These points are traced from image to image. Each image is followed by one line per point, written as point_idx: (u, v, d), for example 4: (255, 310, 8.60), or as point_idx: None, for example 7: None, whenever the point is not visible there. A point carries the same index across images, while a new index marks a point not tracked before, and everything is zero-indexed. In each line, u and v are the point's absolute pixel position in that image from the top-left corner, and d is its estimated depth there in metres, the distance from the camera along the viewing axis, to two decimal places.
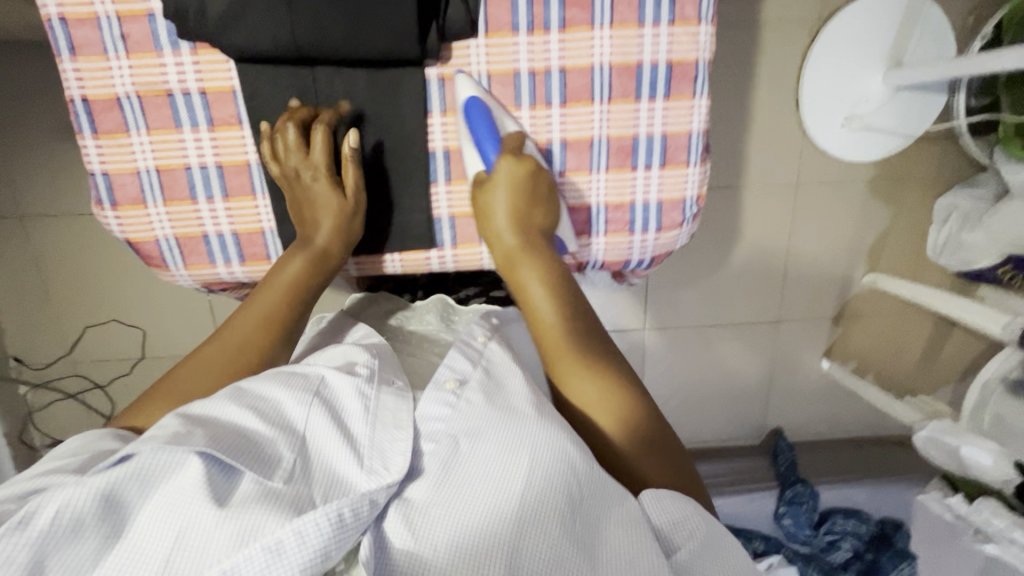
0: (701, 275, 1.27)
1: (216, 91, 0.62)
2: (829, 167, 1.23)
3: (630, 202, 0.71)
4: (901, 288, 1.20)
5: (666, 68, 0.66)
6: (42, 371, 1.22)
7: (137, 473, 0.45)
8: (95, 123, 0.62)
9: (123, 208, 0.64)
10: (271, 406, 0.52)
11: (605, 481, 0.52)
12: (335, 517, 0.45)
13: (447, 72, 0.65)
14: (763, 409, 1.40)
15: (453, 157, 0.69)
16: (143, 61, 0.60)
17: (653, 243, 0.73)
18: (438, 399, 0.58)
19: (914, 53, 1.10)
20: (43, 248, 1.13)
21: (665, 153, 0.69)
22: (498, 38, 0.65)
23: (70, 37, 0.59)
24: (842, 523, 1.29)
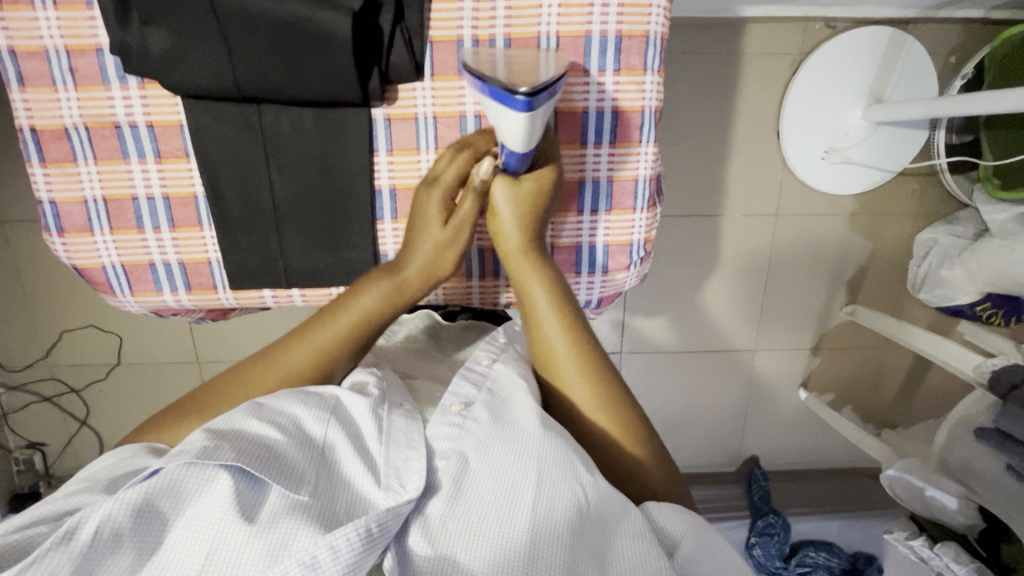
0: (679, 302, 1.27)
1: (162, 124, 0.61)
2: (810, 199, 1.23)
3: (576, 244, 0.68)
4: (878, 323, 1.20)
5: (612, 115, 0.63)
6: (18, 373, 1.23)
7: (171, 488, 0.46)
8: (42, 152, 0.61)
9: (70, 235, 0.64)
10: (290, 422, 0.53)
11: (609, 494, 0.54)
12: (364, 532, 0.45)
13: (393, 113, 0.63)
14: (739, 436, 1.40)
15: (400, 196, 0.66)
16: (91, 94, 0.60)
17: (600, 286, 0.70)
18: (444, 423, 0.57)
19: (895, 89, 1.11)
20: (24, 253, 1.14)
21: (611, 198, 0.67)
22: (444, 82, 0.62)
23: (19, 69, 0.58)
24: (814, 555, 1.29)
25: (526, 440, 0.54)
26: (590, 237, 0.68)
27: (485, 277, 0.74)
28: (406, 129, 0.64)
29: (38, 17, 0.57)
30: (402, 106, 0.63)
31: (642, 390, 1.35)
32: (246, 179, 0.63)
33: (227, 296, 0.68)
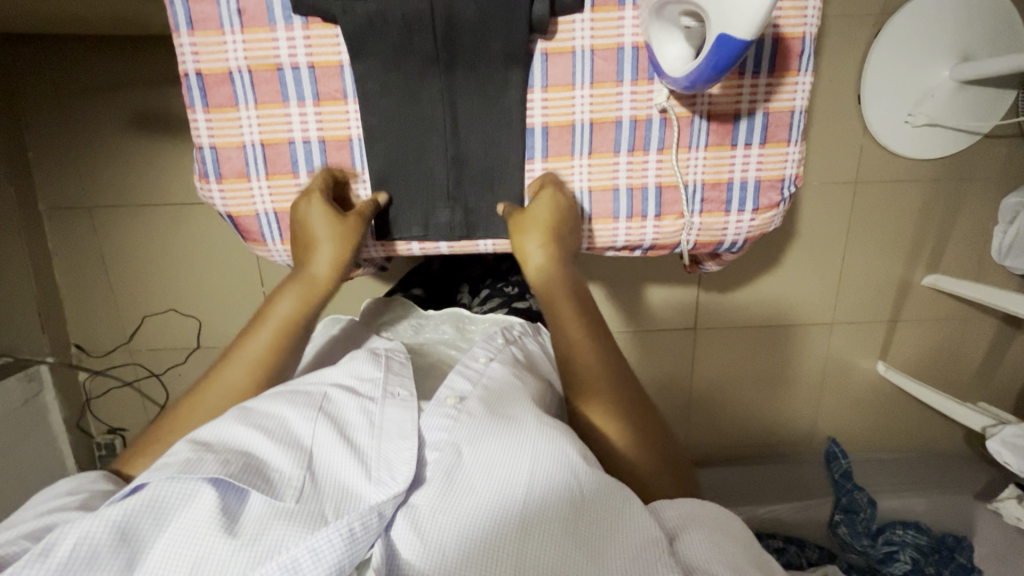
0: (752, 275, 1.25)
1: (324, 65, 0.62)
2: (889, 165, 1.20)
3: (727, 180, 0.65)
4: (966, 289, 1.16)
5: (773, 42, 0.60)
6: (102, 358, 1.25)
7: (150, 505, 0.45)
8: (206, 97, 0.63)
9: (227, 181, 0.65)
10: (275, 425, 0.53)
11: (610, 482, 0.50)
12: (345, 532, 0.45)
13: (552, 46, 0.62)
14: (814, 412, 1.37)
15: (552, 133, 0.65)
16: (256, 35, 0.61)
17: (749, 224, 0.67)
18: (439, 415, 0.55)
19: (983, 46, 1.07)
20: (109, 238, 1.17)
21: (766, 131, 0.64)
22: (604, 13, 0.61)
23: (189, 12, 0.60)
24: (902, 533, 1.19)
25: (518, 430, 0.52)
26: (743, 173, 0.65)
27: (633, 218, 0.67)
28: (564, 64, 0.63)
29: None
30: (562, 39, 0.62)
31: (715, 366, 1.32)
32: (406, 137, 0.64)
33: (374, 248, 0.69)
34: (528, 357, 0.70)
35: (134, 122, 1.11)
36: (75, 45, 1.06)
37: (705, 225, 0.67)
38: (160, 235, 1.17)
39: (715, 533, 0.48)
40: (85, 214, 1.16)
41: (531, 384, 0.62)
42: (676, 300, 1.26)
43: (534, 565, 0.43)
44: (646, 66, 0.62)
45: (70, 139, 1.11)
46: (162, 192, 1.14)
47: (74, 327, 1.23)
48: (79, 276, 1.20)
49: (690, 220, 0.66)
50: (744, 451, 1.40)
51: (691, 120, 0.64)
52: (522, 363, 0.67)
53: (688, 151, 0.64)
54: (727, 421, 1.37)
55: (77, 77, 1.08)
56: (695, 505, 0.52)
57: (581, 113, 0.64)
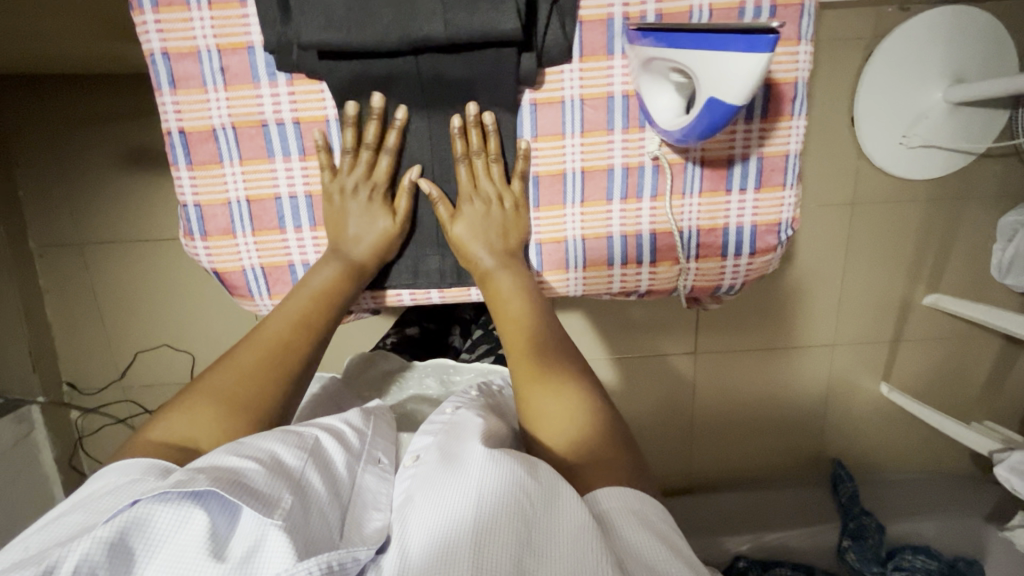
0: (750, 299, 1.24)
1: (309, 120, 0.62)
2: (885, 186, 1.19)
3: (723, 226, 0.64)
4: (968, 310, 1.15)
5: (765, 88, 0.60)
6: (95, 396, 1.23)
7: (143, 526, 0.40)
8: (190, 155, 0.62)
9: (213, 238, 0.64)
10: (265, 453, 0.46)
11: (560, 493, 0.43)
12: (324, 567, 0.40)
13: (541, 97, 0.61)
14: (818, 435, 1.35)
15: (543, 182, 0.64)
16: (240, 93, 0.60)
17: (746, 269, 0.66)
18: (404, 482, 0.51)
19: (974, 68, 1.07)
20: (101, 275, 1.16)
21: (760, 175, 0.63)
22: (593, 63, 0.60)
23: (172, 71, 0.59)
24: (912, 558, 1.17)
25: (462, 464, 0.46)
26: (738, 218, 0.64)
27: (628, 264, 0.65)
28: (553, 114, 0.62)
29: (192, 18, 0.58)
30: (550, 89, 0.61)
31: (716, 390, 1.31)
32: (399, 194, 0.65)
33: (366, 299, 0.69)
34: (507, 408, 0.65)
35: (127, 159, 1.10)
36: (68, 85, 1.06)
37: (702, 270, 0.66)
38: (153, 271, 1.16)
39: (645, 531, 0.41)
40: (77, 252, 1.15)
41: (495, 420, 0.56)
42: (674, 326, 1.25)
43: None
44: (637, 114, 0.62)
45: (61, 177, 1.10)
46: (154, 228, 1.14)
47: (66, 365, 1.21)
48: (72, 314, 1.18)
49: (685, 266, 0.65)
50: (748, 475, 1.38)
51: (684, 167, 0.63)
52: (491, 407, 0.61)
53: (681, 197, 0.63)
54: (730, 445, 1.35)
55: (69, 117, 1.07)
56: (632, 498, 0.44)
57: (572, 162, 0.63)
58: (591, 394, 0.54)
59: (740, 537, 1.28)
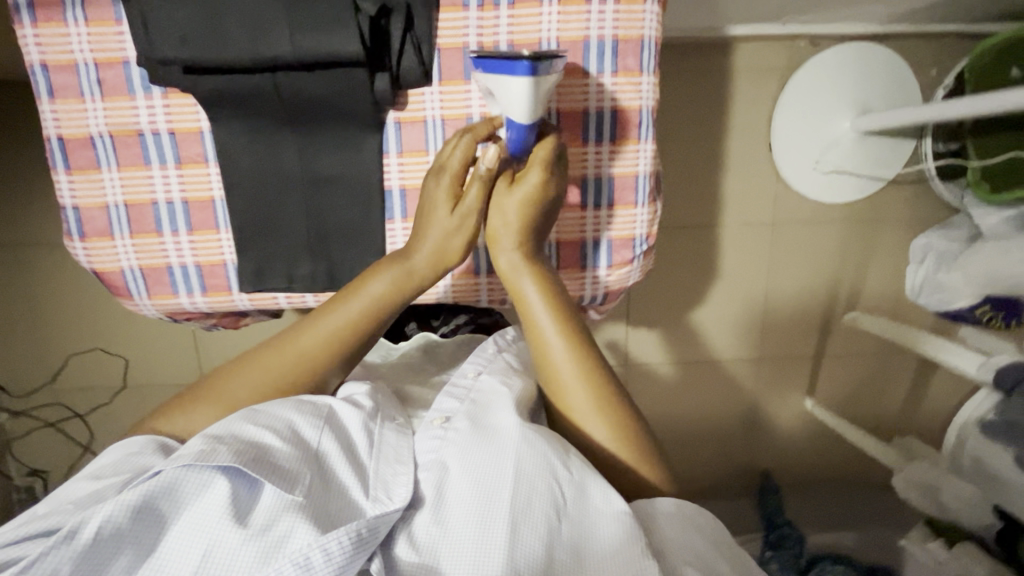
0: (678, 314, 1.29)
1: (183, 131, 0.64)
2: (805, 208, 1.25)
3: (580, 239, 0.68)
4: (879, 327, 1.20)
5: (611, 115, 0.65)
6: (25, 399, 1.22)
7: (166, 492, 0.47)
8: (68, 160, 0.64)
9: (91, 239, 0.66)
10: (283, 428, 0.55)
11: (587, 486, 0.55)
12: (353, 534, 0.48)
13: (404, 116, 0.65)
14: (747, 449, 1.39)
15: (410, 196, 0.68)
16: (117, 103, 0.63)
17: (605, 280, 0.70)
18: (429, 437, 0.60)
19: (878, 100, 1.15)
20: (38, 278, 1.17)
21: (612, 193, 0.67)
22: (452, 87, 0.65)
23: (50, 81, 0.62)
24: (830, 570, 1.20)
25: (502, 442, 0.56)
26: (595, 232, 0.68)
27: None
28: (417, 133, 0.66)
29: (69, 32, 0.60)
30: (412, 110, 0.65)
31: (649, 404, 1.34)
32: (271, 201, 0.66)
33: (241, 298, 0.69)
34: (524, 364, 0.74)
35: None
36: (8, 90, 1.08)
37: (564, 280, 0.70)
38: (91, 275, 1.18)
39: (692, 537, 0.55)
40: (10, 253, 1.15)
41: (520, 387, 0.65)
42: (606, 338, 1.29)
43: (527, 566, 0.47)
44: None
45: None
46: None
47: None
48: (2, 315, 1.18)
49: None
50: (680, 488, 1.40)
51: None
52: (514, 371, 0.70)
53: None
54: None
55: (7, 120, 1.09)
56: (677, 509, 0.57)
57: None
58: (632, 405, 0.63)
59: None
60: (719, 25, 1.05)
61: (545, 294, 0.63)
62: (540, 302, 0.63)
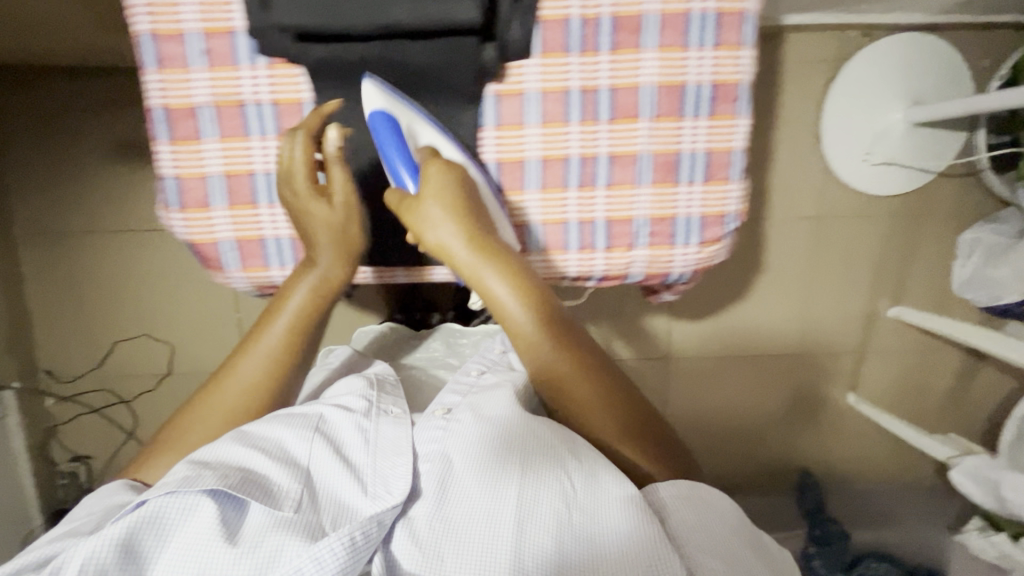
0: (722, 305, 1.28)
1: (285, 102, 0.63)
2: (852, 200, 1.24)
3: (672, 215, 0.63)
4: (927, 321, 1.19)
5: (711, 89, 0.60)
6: (70, 384, 1.23)
7: (152, 523, 0.48)
8: (171, 130, 0.63)
9: (188, 210, 0.65)
10: (272, 445, 0.56)
11: (593, 473, 0.53)
12: (347, 540, 0.48)
13: (505, 89, 0.60)
14: (789, 446, 1.37)
15: (506, 169, 0.62)
16: (222, 74, 0.62)
17: (696, 257, 0.64)
18: (430, 427, 0.59)
19: (932, 91, 1.14)
20: (85, 263, 1.17)
21: (707, 169, 0.62)
22: (553, 59, 0.59)
23: (159, 51, 0.61)
24: (875, 565, 1.19)
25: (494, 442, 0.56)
26: (687, 209, 0.63)
27: (582, 251, 0.64)
28: (515, 106, 0.61)
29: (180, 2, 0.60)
30: (511, 83, 0.60)
31: (691, 397, 1.33)
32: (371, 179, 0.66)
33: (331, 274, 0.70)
34: None
35: (115, 149, 1.13)
36: (64, 76, 1.09)
37: (653, 258, 0.64)
38: (138, 261, 1.18)
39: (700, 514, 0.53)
40: (60, 238, 1.16)
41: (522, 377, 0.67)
42: (650, 329, 1.28)
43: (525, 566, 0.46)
44: (593, 107, 0.60)
45: (50, 165, 1.13)
46: (138, 217, 1.16)
47: (42, 352, 1.21)
48: (50, 301, 1.19)
49: (636, 253, 0.64)
50: (720, 484, 1.38)
51: (634, 160, 0.62)
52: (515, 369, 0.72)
53: (633, 187, 0.62)
54: (701, 452, 1.36)
55: (63, 105, 1.10)
56: (693, 492, 0.55)
57: (531, 151, 0.62)
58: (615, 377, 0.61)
59: None
60: (773, 15, 1.05)
61: (514, 293, 0.57)
62: (510, 298, 0.57)
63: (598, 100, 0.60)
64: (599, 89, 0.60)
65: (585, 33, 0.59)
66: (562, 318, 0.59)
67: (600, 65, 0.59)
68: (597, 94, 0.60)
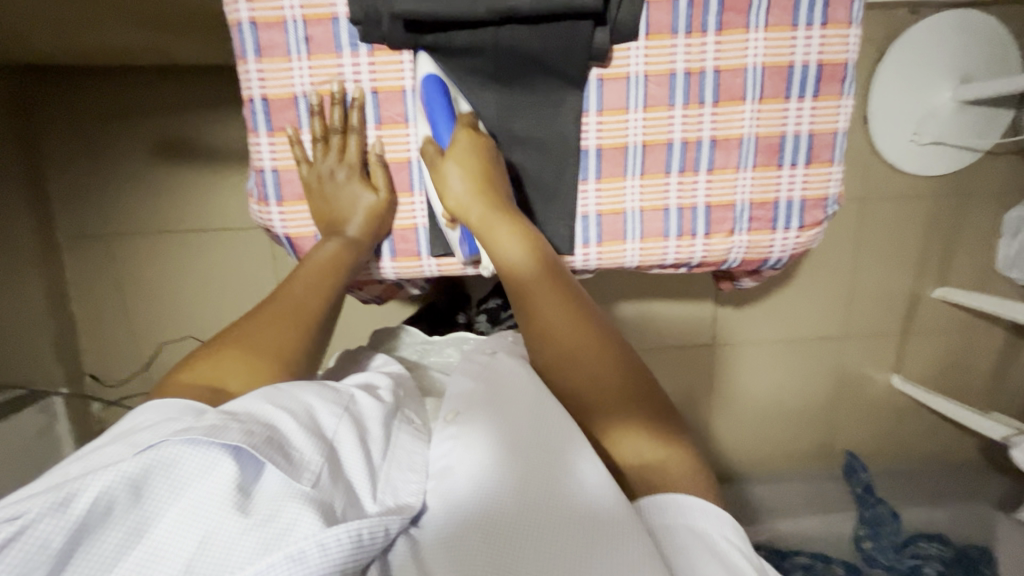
0: (767, 291, 1.27)
1: (388, 90, 0.60)
2: (897, 182, 1.23)
3: (774, 199, 0.62)
4: (974, 300, 1.18)
5: (817, 69, 0.59)
6: (116, 388, 1.22)
7: (165, 466, 0.35)
8: (270, 122, 0.61)
9: (288, 203, 0.63)
10: (303, 411, 0.42)
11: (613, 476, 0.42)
12: (355, 535, 0.37)
13: (608, 73, 0.59)
14: (832, 429, 1.38)
15: (607, 155, 0.61)
16: (323, 62, 0.59)
17: (795, 242, 0.63)
18: (444, 436, 0.48)
19: (981, 68, 1.12)
20: (129, 267, 1.16)
21: (811, 151, 0.61)
22: (658, 42, 0.58)
23: (258, 40, 0.57)
24: (925, 546, 1.19)
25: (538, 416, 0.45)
26: (789, 192, 0.62)
27: (683, 236, 0.63)
28: (618, 91, 0.60)
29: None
30: (616, 66, 0.59)
31: (736, 384, 1.33)
32: None
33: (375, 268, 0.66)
34: None
35: (157, 150, 1.11)
36: (101, 75, 1.07)
37: (753, 242, 0.63)
38: (182, 262, 1.17)
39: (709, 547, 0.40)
40: (104, 242, 1.15)
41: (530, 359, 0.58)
42: (695, 317, 1.27)
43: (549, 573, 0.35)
44: (698, 90, 0.59)
45: (91, 167, 1.11)
46: (182, 218, 1.14)
47: (87, 357, 1.20)
48: (96, 305, 1.18)
49: (737, 238, 0.63)
50: (764, 468, 1.39)
51: (739, 142, 0.61)
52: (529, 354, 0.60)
53: (736, 171, 0.61)
54: (746, 437, 1.37)
55: (102, 106, 1.08)
56: (711, 526, 0.41)
57: (634, 135, 0.61)
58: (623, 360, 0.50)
59: (759, 529, 1.29)
60: None
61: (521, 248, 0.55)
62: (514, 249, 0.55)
63: (703, 83, 0.59)
64: (705, 71, 0.59)
65: (691, 14, 0.57)
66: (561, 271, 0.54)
67: (706, 47, 0.58)
68: (702, 76, 0.59)
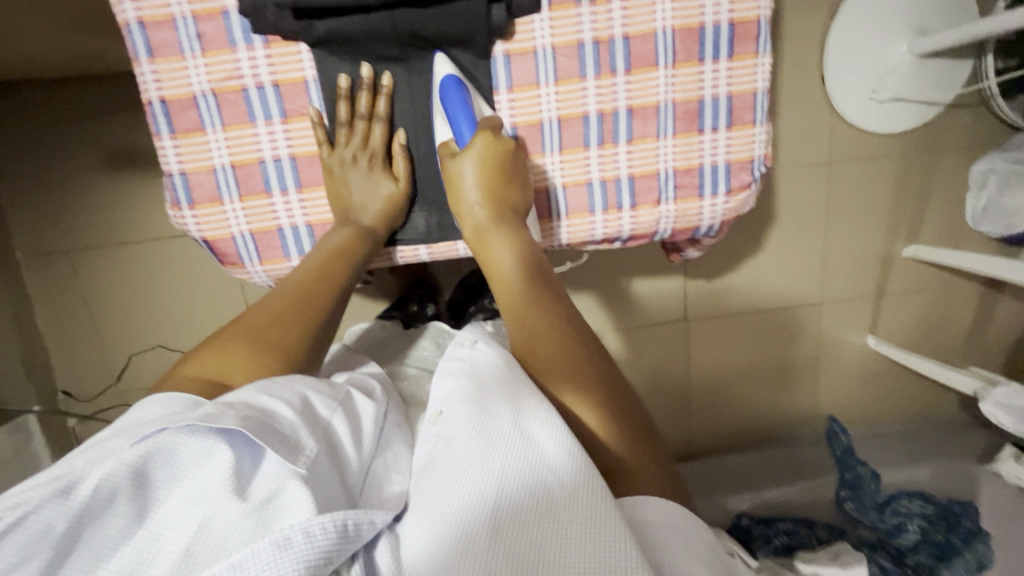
0: (738, 260, 1.26)
1: (289, 82, 0.60)
2: (861, 141, 1.22)
3: (698, 165, 0.62)
4: (943, 256, 1.18)
5: (729, 28, 0.58)
6: (91, 402, 1.22)
7: (167, 457, 0.40)
8: (172, 123, 0.60)
9: (200, 206, 0.63)
10: (297, 399, 0.47)
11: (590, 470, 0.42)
12: (339, 525, 0.40)
13: (513, 47, 0.59)
14: (812, 393, 1.38)
15: (523, 133, 0.62)
16: (218, 59, 0.59)
17: (724, 207, 0.64)
18: (427, 437, 0.50)
19: (937, 18, 1.10)
20: (92, 281, 1.16)
21: (730, 113, 0.61)
22: (562, 12, 0.58)
23: (148, 40, 0.57)
24: (907, 504, 1.16)
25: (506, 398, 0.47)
26: (712, 157, 0.62)
27: (609, 210, 0.63)
28: (527, 66, 0.60)
29: None
30: (521, 40, 0.59)
31: (713, 355, 1.32)
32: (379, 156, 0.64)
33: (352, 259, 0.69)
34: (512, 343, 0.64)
35: (107, 161, 1.10)
36: (40, 89, 1.05)
37: (681, 210, 0.63)
38: (144, 272, 1.16)
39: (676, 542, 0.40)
40: (63, 258, 1.14)
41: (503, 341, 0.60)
42: (667, 292, 1.26)
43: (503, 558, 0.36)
44: (608, 59, 0.59)
45: (42, 184, 1.10)
46: (140, 228, 1.13)
47: (59, 374, 1.20)
48: (62, 321, 1.18)
49: (663, 208, 0.63)
50: (748, 437, 1.40)
51: (657, 110, 0.61)
52: None
53: (656, 139, 0.61)
54: (727, 408, 1.37)
55: (45, 120, 1.07)
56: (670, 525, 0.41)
57: (548, 110, 0.61)
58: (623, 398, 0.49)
59: (744, 497, 1.28)
60: None
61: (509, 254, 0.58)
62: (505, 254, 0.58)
63: (613, 51, 0.59)
64: (614, 39, 0.58)
65: None
66: (542, 270, 0.57)
67: (613, 12, 0.58)
68: (612, 44, 0.59)
